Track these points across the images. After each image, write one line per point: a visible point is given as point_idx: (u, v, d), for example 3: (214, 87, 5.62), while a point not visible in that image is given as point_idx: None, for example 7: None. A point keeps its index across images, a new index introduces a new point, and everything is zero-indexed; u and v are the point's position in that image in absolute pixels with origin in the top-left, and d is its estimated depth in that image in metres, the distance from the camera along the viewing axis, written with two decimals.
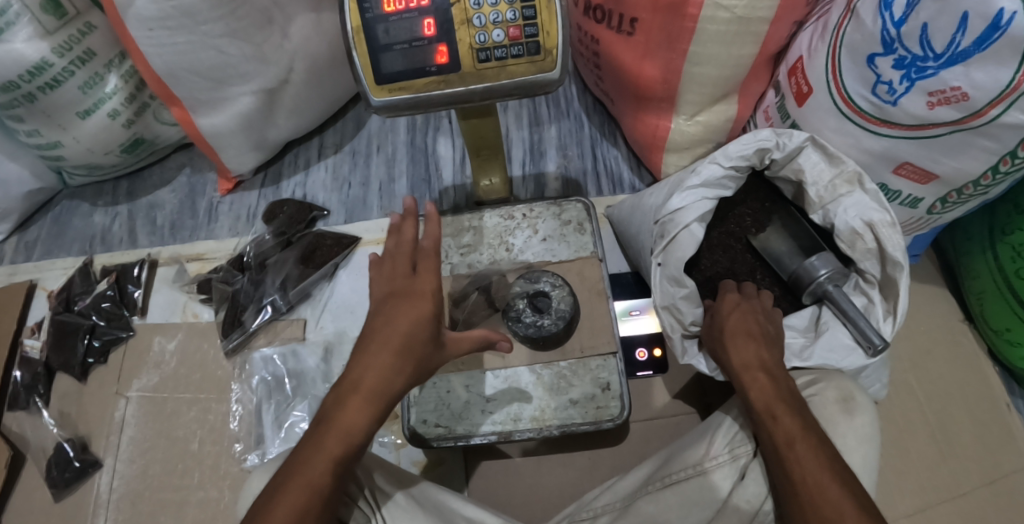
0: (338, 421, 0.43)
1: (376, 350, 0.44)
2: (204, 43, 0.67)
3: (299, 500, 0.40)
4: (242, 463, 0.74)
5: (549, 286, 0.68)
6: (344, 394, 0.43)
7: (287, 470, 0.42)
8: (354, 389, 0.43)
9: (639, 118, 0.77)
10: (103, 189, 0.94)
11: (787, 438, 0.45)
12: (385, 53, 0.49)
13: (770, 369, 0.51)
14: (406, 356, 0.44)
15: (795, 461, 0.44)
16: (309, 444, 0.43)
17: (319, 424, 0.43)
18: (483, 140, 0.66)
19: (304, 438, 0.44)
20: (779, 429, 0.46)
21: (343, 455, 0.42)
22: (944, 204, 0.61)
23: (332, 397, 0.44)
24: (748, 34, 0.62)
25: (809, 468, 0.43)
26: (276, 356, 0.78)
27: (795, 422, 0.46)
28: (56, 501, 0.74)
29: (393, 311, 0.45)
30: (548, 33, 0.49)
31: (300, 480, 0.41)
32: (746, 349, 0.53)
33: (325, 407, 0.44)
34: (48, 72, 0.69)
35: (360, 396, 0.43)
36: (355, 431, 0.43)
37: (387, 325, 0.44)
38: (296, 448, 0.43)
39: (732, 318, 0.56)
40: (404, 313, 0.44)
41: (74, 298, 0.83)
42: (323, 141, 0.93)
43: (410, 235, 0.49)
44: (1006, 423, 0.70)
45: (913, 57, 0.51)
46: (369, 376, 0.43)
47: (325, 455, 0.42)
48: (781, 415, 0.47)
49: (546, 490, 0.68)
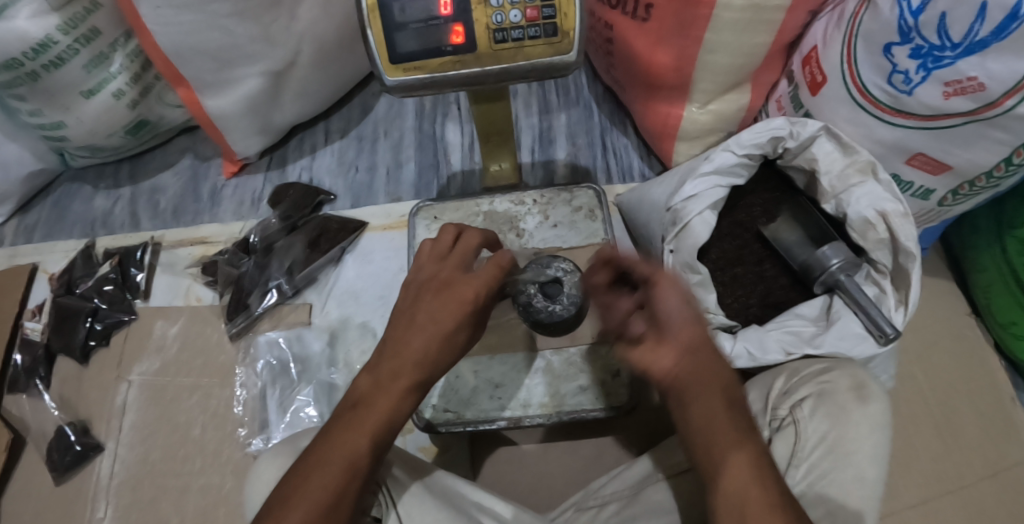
0: (379, 405, 0.41)
1: (419, 342, 0.43)
2: (211, 22, 0.66)
3: (336, 479, 0.38)
4: (245, 449, 0.74)
5: (560, 272, 0.66)
6: (387, 379, 0.42)
7: (320, 447, 0.40)
8: (394, 377, 0.42)
9: (650, 106, 0.76)
10: (105, 172, 0.93)
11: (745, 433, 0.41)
12: (399, 32, 0.49)
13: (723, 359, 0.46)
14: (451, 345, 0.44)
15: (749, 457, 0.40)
16: (346, 425, 0.41)
17: (356, 407, 0.42)
18: (493, 125, 0.65)
19: (337, 417, 0.42)
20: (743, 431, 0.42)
21: (382, 438, 0.41)
22: (955, 196, 0.61)
23: (369, 381, 0.43)
24: (762, 22, 0.62)
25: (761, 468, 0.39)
26: (280, 340, 0.78)
27: (738, 428, 0.42)
28: (57, 486, 0.73)
29: (433, 307, 0.44)
30: (565, 15, 0.48)
31: (340, 459, 0.39)
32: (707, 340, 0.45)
33: (361, 389, 0.43)
34: (52, 50, 0.68)
35: (403, 383, 0.42)
36: (397, 417, 0.42)
37: (430, 320, 0.44)
38: (329, 428, 0.42)
39: (679, 303, 0.46)
40: (442, 308, 0.44)
41: (75, 281, 0.82)
42: (329, 126, 0.92)
43: (472, 241, 0.50)
44: (1011, 416, 0.70)
45: (930, 46, 0.50)
46: (408, 371, 0.42)
47: (366, 435, 0.40)
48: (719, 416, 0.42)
49: (552, 477, 0.68)
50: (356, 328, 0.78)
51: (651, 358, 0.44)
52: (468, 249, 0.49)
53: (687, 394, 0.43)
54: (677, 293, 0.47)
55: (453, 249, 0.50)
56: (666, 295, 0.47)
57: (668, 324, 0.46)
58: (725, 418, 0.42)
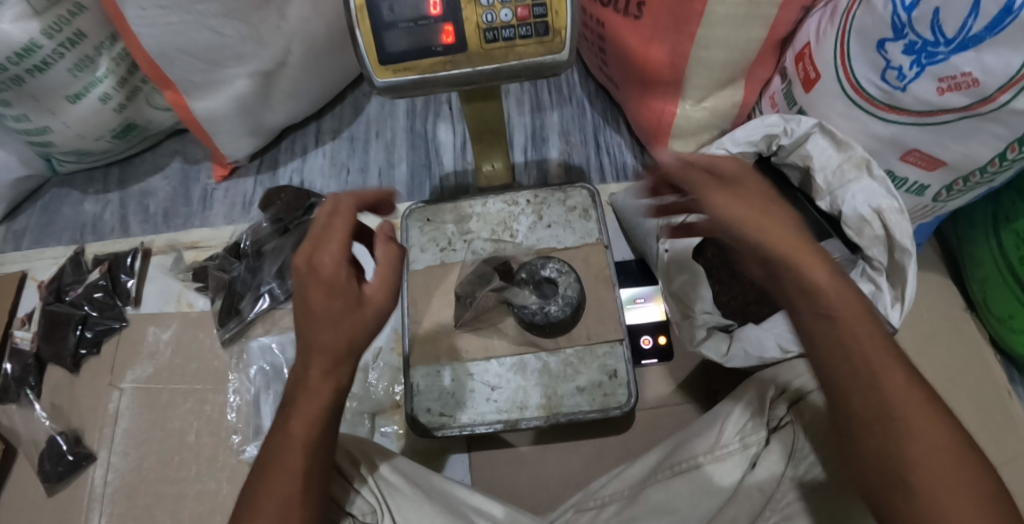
0: (301, 402, 0.42)
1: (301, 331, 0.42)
2: (198, 23, 0.65)
3: (286, 487, 0.40)
4: (239, 455, 0.73)
5: (555, 272, 0.66)
6: (301, 375, 0.42)
7: (265, 459, 0.42)
8: (305, 372, 0.42)
9: (644, 102, 0.76)
10: (94, 177, 0.91)
11: (880, 387, 0.40)
12: (389, 31, 0.48)
13: (798, 243, 0.43)
14: (334, 326, 0.41)
15: (911, 430, 0.39)
16: (282, 429, 0.42)
17: (285, 410, 0.43)
18: (486, 124, 0.65)
19: (276, 424, 0.43)
20: (893, 390, 0.39)
21: (312, 435, 0.41)
22: (950, 192, 0.61)
23: (292, 383, 0.43)
24: (756, 18, 0.61)
25: (930, 431, 0.39)
26: (274, 345, 0.76)
27: (865, 331, 0.41)
28: (50, 496, 0.73)
29: (311, 300, 0.41)
30: (557, 13, 0.48)
31: (282, 465, 0.41)
32: (777, 239, 0.42)
33: (285, 392, 0.43)
34: (37, 54, 0.66)
35: (314, 373, 0.41)
36: (319, 409, 0.41)
37: (302, 304, 0.42)
38: (273, 434, 0.43)
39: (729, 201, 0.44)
40: (318, 298, 0.41)
41: (64, 288, 0.81)
42: (320, 127, 0.91)
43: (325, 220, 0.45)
44: (1007, 408, 0.70)
45: (924, 41, 0.50)
46: (316, 358, 0.41)
47: (296, 435, 0.41)
48: (844, 322, 0.41)
49: (550, 479, 0.68)
50: None
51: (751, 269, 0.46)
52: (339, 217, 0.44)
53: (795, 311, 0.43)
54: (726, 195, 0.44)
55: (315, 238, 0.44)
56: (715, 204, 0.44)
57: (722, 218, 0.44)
58: (862, 375, 0.40)
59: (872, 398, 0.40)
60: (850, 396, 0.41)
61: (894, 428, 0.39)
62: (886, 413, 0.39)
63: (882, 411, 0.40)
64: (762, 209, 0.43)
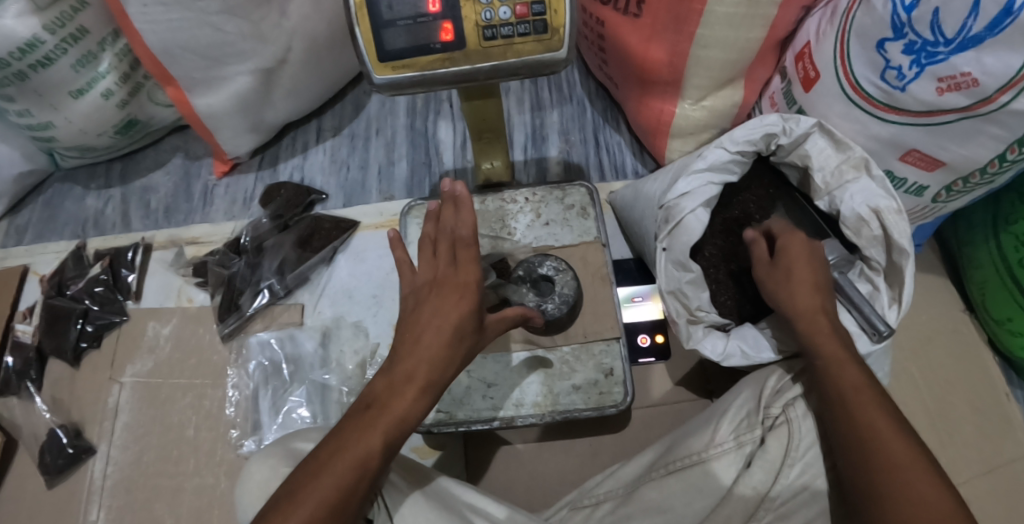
0: (394, 406, 0.42)
1: (429, 337, 0.44)
2: (200, 20, 0.65)
3: (346, 480, 0.39)
4: (237, 450, 0.73)
5: (552, 270, 0.67)
6: (399, 383, 0.43)
7: (331, 448, 0.41)
8: (409, 380, 0.43)
9: (644, 102, 0.76)
10: (96, 172, 0.92)
11: (874, 422, 0.46)
12: (388, 29, 0.48)
13: (832, 326, 0.52)
14: (457, 345, 0.44)
15: (908, 485, 0.43)
16: (359, 426, 0.42)
17: (369, 408, 0.42)
18: (485, 123, 0.65)
19: (349, 421, 0.43)
20: (893, 449, 0.44)
21: (391, 442, 0.42)
22: (949, 192, 0.61)
23: (383, 383, 0.43)
24: (756, 18, 0.61)
25: (929, 493, 0.42)
26: (273, 340, 0.77)
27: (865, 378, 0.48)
28: (49, 488, 0.73)
29: (439, 303, 0.45)
30: (556, 11, 0.48)
31: (350, 458, 0.40)
32: (804, 312, 0.53)
33: (375, 391, 0.43)
34: (40, 49, 0.67)
35: (414, 388, 0.43)
36: (409, 418, 0.43)
37: (433, 316, 0.45)
38: (343, 429, 0.42)
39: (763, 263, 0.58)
40: (451, 305, 0.45)
41: (66, 282, 0.81)
42: (321, 124, 0.91)
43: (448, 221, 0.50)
44: (1005, 411, 0.70)
45: (923, 41, 0.50)
46: (421, 370, 0.43)
47: (378, 435, 0.41)
48: (845, 365, 0.49)
49: (545, 476, 0.68)
50: (349, 328, 0.78)
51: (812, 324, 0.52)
52: (465, 221, 0.49)
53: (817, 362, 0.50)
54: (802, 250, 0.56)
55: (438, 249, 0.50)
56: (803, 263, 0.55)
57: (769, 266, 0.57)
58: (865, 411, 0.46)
59: (875, 431, 0.45)
60: (856, 427, 0.46)
61: (893, 479, 0.43)
62: (878, 443, 0.45)
63: (879, 439, 0.45)
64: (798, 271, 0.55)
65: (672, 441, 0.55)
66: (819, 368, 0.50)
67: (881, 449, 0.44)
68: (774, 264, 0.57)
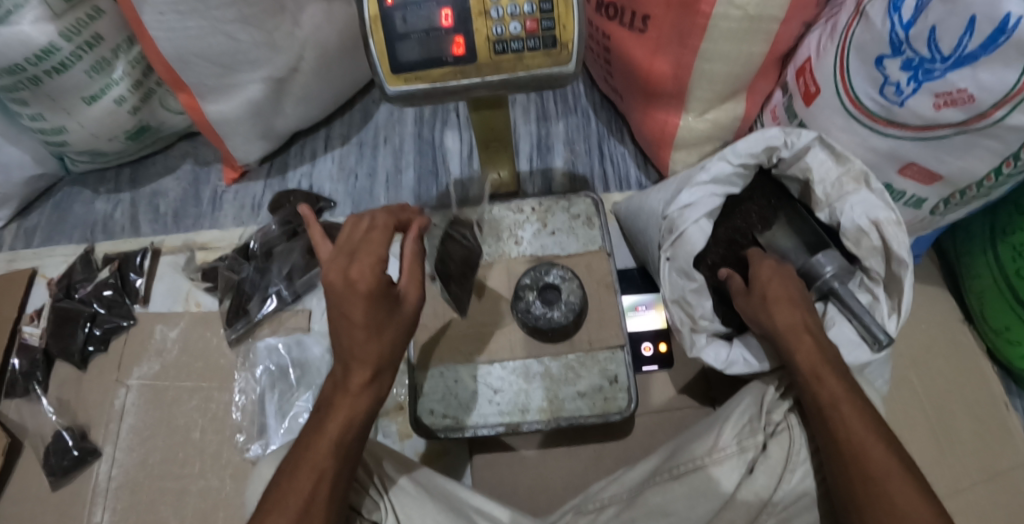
0: (339, 407, 0.44)
1: (346, 340, 0.44)
2: (215, 29, 0.66)
3: (306, 486, 0.42)
4: (244, 453, 0.74)
5: (559, 278, 0.68)
6: (342, 381, 0.45)
7: (294, 458, 0.43)
8: (348, 379, 0.44)
9: (648, 114, 0.77)
10: (106, 177, 0.93)
11: (857, 437, 0.46)
12: (401, 41, 0.49)
13: (817, 342, 0.52)
14: (379, 336, 0.44)
15: (883, 495, 0.44)
16: (311, 434, 0.44)
17: (319, 411, 0.45)
18: (493, 132, 0.66)
19: (305, 429, 0.45)
20: (870, 461, 0.45)
21: (343, 441, 0.43)
22: (947, 204, 0.62)
23: (331, 386, 0.45)
24: (759, 33, 0.63)
25: (904, 504, 0.43)
26: (280, 345, 0.78)
27: (850, 390, 0.49)
28: (54, 490, 0.73)
29: (339, 306, 0.44)
30: (565, 26, 0.49)
31: (308, 465, 0.42)
32: (785, 331, 0.53)
33: (324, 394, 0.45)
34: (55, 56, 0.68)
35: (356, 381, 0.44)
36: (355, 416, 0.44)
37: (342, 320, 0.43)
38: (302, 437, 0.44)
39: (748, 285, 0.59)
40: (354, 308, 0.43)
41: (74, 285, 0.82)
42: (330, 132, 0.93)
43: (364, 223, 0.49)
44: (1004, 420, 0.71)
45: (920, 58, 0.51)
46: (356, 370, 0.44)
47: (327, 442, 0.43)
48: (825, 380, 0.50)
49: (551, 482, 0.69)
50: None
51: (797, 343, 0.53)
52: (380, 220, 0.49)
53: (801, 380, 0.51)
54: (773, 271, 0.57)
55: (349, 243, 0.47)
56: (782, 284, 0.56)
57: (753, 285, 0.58)
58: (848, 426, 0.47)
59: (858, 445, 0.46)
60: (840, 444, 0.46)
61: (869, 490, 0.44)
62: (862, 458, 0.45)
63: (864, 454, 0.45)
64: (781, 291, 0.56)
65: (672, 450, 0.56)
66: (802, 382, 0.51)
67: (869, 463, 0.45)
68: (750, 292, 0.58)
